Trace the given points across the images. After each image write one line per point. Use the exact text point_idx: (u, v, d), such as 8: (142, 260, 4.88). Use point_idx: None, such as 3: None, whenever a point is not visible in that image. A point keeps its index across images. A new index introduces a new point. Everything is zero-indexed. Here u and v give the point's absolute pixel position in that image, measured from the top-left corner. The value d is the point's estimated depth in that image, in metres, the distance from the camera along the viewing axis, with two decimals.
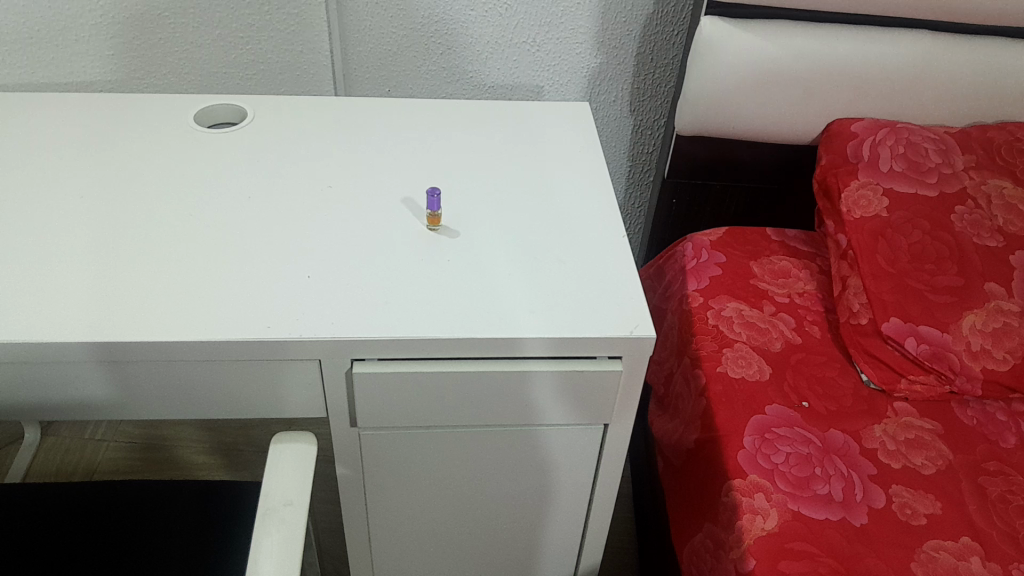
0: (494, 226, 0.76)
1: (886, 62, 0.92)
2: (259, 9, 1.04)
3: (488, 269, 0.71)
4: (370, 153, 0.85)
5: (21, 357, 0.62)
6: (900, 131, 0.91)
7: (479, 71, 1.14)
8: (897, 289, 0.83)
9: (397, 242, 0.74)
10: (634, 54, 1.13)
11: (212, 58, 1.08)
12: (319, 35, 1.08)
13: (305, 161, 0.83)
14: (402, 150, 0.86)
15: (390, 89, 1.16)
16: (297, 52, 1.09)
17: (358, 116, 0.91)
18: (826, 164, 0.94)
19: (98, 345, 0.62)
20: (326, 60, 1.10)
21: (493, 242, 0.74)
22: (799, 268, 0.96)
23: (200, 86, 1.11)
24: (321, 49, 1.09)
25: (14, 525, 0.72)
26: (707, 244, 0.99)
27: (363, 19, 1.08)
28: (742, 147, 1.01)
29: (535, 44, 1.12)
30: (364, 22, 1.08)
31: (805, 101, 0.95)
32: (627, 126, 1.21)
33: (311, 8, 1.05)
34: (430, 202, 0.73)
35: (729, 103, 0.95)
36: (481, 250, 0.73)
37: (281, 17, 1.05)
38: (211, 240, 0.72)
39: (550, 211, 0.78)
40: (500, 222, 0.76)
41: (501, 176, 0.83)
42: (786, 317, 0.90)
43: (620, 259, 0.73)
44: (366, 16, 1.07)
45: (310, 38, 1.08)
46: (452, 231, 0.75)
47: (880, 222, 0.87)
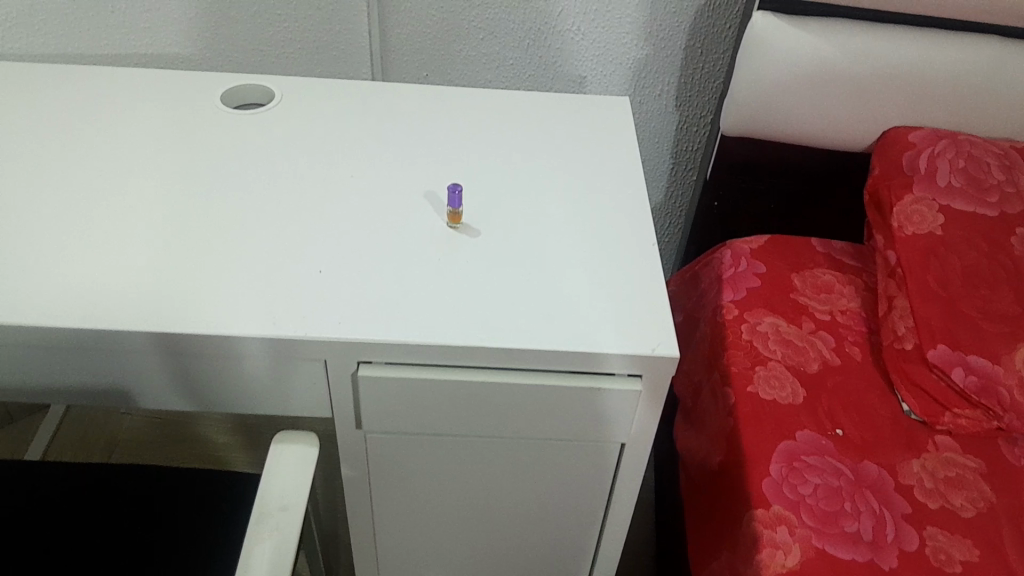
0: (519, 224, 0.73)
1: (952, 68, 0.86)
2: None
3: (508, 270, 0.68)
4: (395, 142, 0.82)
5: (84, 343, 0.61)
6: (962, 143, 0.85)
7: (519, 58, 1.12)
8: (946, 314, 0.78)
9: (414, 238, 0.71)
10: (683, 46, 1.09)
11: (249, 36, 1.06)
12: (356, 15, 1.05)
13: (329, 146, 0.81)
14: (429, 140, 0.83)
15: (428, 73, 1.13)
16: (335, 31, 1.07)
17: (387, 102, 0.88)
18: (880, 174, 0.88)
19: (158, 335, 0.60)
20: (364, 41, 1.08)
21: (515, 243, 0.71)
22: (843, 283, 0.90)
23: (235, 64, 1.09)
24: (358, 30, 1.07)
25: (49, 505, 0.71)
26: (746, 253, 0.94)
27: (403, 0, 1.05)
28: (790, 154, 0.95)
29: (580, 32, 1.09)
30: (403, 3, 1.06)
31: (862, 106, 0.89)
32: (671, 123, 1.16)
33: None
34: (450, 199, 0.70)
35: (779, 105, 0.90)
36: (499, 249, 0.70)
37: None
38: (225, 223, 0.70)
39: (578, 212, 0.75)
40: (523, 221, 0.73)
41: (529, 172, 0.79)
42: (826, 336, 0.85)
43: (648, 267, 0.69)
44: None
45: (348, 17, 1.06)
46: (473, 228, 0.72)
47: (933, 239, 0.81)
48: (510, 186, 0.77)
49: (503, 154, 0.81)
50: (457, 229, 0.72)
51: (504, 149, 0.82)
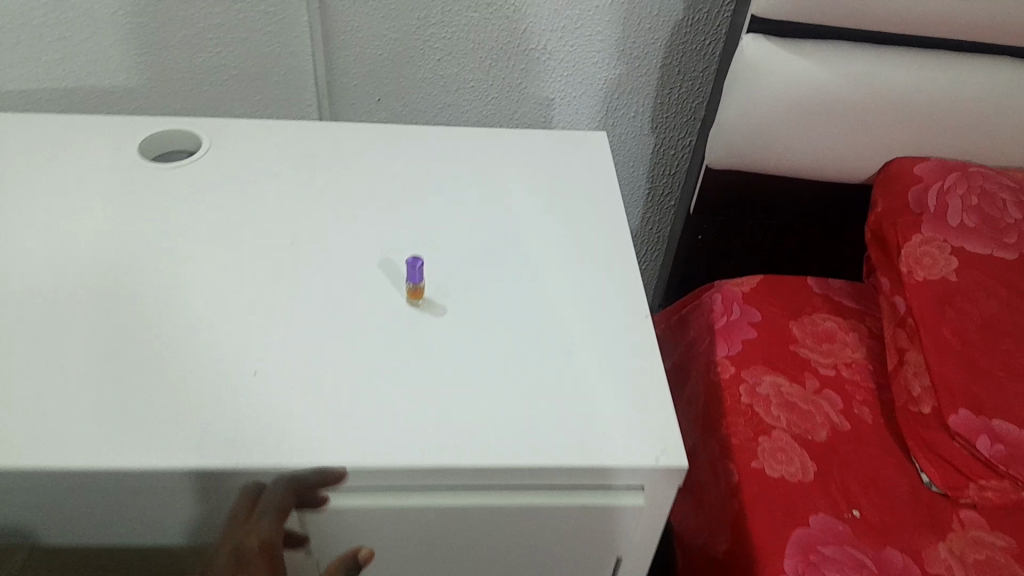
0: (491, 294, 0.63)
1: (961, 94, 0.78)
2: (229, 6, 0.94)
3: (480, 357, 0.58)
4: (345, 195, 0.72)
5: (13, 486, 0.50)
6: (972, 177, 0.77)
7: (480, 80, 1.04)
8: (967, 373, 0.70)
9: (371, 321, 0.61)
10: (660, 66, 1.00)
11: (177, 61, 0.98)
12: (299, 36, 0.97)
13: (270, 202, 0.71)
14: (384, 191, 0.73)
15: (380, 98, 1.05)
16: (275, 56, 0.99)
17: (332, 145, 0.77)
18: (883, 211, 0.80)
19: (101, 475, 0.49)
20: (310, 66, 1.01)
21: (487, 322, 0.61)
22: (845, 330, 0.82)
23: (162, 96, 1.01)
24: (303, 53, 0.99)
25: None
26: (738, 298, 0.86)
27: (351, 22, 0.97)
28: (781, 186, 0.87)
29: (547, 52, 1.00)
30: (353, 23, 0.97)
31: (862, 136, 0.81)
32: (648, 146, 1.07)
33: (288, 7, 0.94)
34: (411, 273, 0.60)
35: (772, 134, 0.81)
36: (468, 330, 0.60)
37: (254, 17, 0.95)
38: (148, 303, 0.60)
39: (557, 278, 0.65)
40: (495, 290, 0.64)
41: (499, 227, 0.70)
42: (832, 395, 0.77)
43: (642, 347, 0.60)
44: (353, 18, 0.97)
45: (289, 41, 0.98)
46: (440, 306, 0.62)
47: (947, 286, 0.73)
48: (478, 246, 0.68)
49: (469, 205, 0.72)
50: (417, 307, 0.62)
51: (470, 199, 0.72)
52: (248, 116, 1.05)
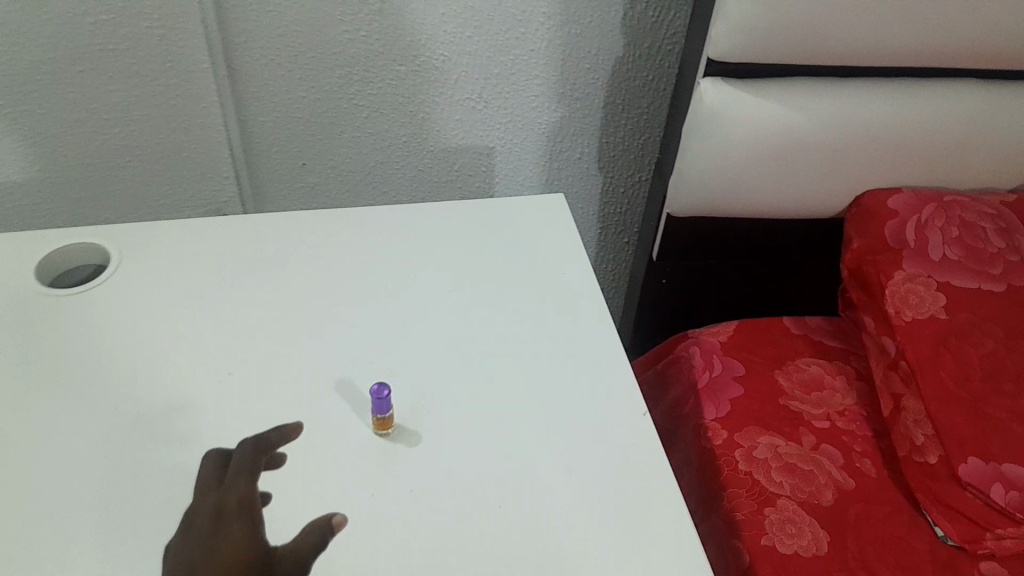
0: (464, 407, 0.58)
1: (930, 121, 0.75)
2: (126, 83, 0.85)
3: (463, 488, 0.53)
4: (288, 304, 0.65)
5: None
6: (950, 207, 0.75)
7: (414, 134, 0.96)
8: (973, 418, 0.67)
9: (341, 459, 0.55)
10: (602, 104, 0.94)
11: (68, 146, 0.89)
12: (208, 107, 0.88)
13: (204, 323, 0.63)
14: (331, 293, 0.66)
15: (304, 161, 0.97)
16: (182, 130, 0.90)
17: (267, 243, 0.70)
18: (861, 248, 0.77)
19: None
20: (220, 136, 0.91)
21: (476, 444, 0.56)
22: (832, 374, 0.79)
23: (57, 186, 0.92)
24: (212, 125, 0.90)
25: None
26: (717, 349, 0.81)
27: (264, 84, 0.88)
28: (747, 228, 0.83)
29: (482, 100, 0.93)
30: (267, 87, 0.89)
31: (831, 173, 0.78)
32: (596, 186, 1.02)
33: (193, 77, 0.86)
34: (378, 404, 0.54)
35: (739, 180, 0.77)
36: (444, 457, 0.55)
37: (156, 91, 0.86)
38: (77, 476, 0.53)
39: (534, 379, 0.60)
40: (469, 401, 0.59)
41: (463, 322, 0.64)
42: (830, 450, 0.73)
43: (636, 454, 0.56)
44: (267, 81, 0.88)
45: (196, 113, 0.88)
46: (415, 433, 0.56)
47: (939, 325, 0.71)
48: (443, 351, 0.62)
49: (427, 302, 0.66)
50: (388, 437, 0.56)
51: (427, 293, 0.67)
52: (159, 203, 0.96)
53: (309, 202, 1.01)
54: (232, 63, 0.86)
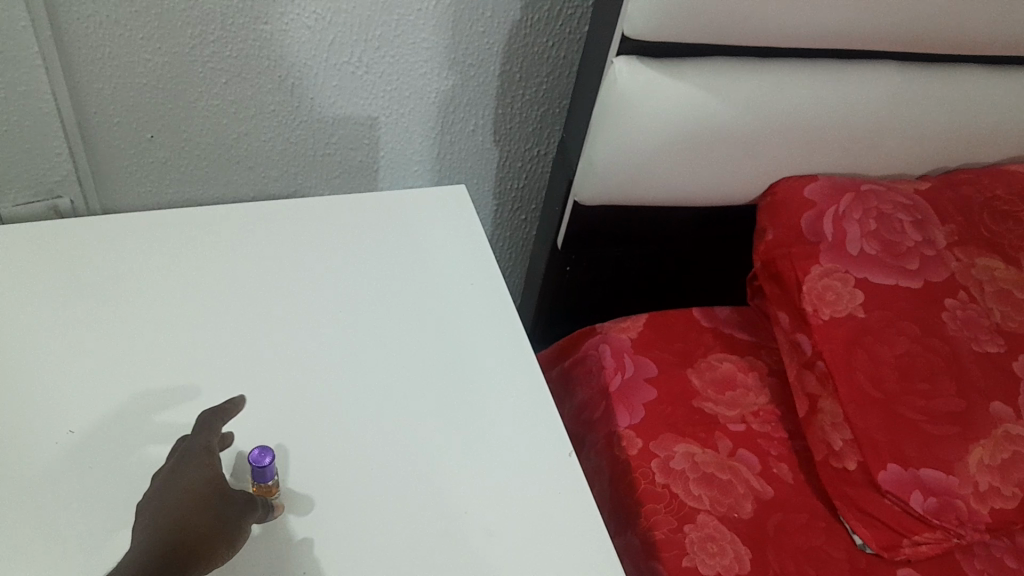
0: (358, 479, 0.54)
1: (844, 107, 0.71)
2: None
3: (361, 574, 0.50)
4: (149, 365, 0.58)
5: None
6: (866, 196, 0.72)
7: (283, 102, 0.82)
8: (890, 424, 0.65)
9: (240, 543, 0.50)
10: (497, 72, 0.85)
11: None
12: (29, 71, 0.71)
13: (55, 387, 0.55)
14: (201, 347, 0.59)
15: (152, 134, 0.81)
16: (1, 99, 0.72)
17: (125, 280, 0.62)
18: (775, 239, 0.74)
19: None
20: (48, 104, 0.74)
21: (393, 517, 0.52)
22: (745, 370, 0.76)
23: None
24: (38, 92, 0.73)
25: None
26: (627, 347, 0.77)
27: (97, 44, 0.73)
28: (655, 215, 0.78)
29: (362, 65, 0.81)
30: (102, 48, 0.74)
31: (749, 160, 0.73)
32: (490, 161, 0.94)
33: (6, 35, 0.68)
34: (260, 473, 0.50)
35: (654, 170, 0.72)
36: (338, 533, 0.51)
37: None
38: None
39: (443, 434, 0.57)
40: (362, 465, 0.54)
41: (345, 370, 0.60)
42: (747, 455, 0.70)
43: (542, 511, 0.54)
44: (100, 40, 0.73)
45: (16, 78, 0.71)
46: (308, 498, 0.53)
47: (856, 325, 0.68)
48: (327, 407, 0.57)
49: (306, 350, 0.60)
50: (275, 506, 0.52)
51: (307, 339, 0.61)
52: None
53: (162, 186, 0.86)
54: (56, 21, 0.71)
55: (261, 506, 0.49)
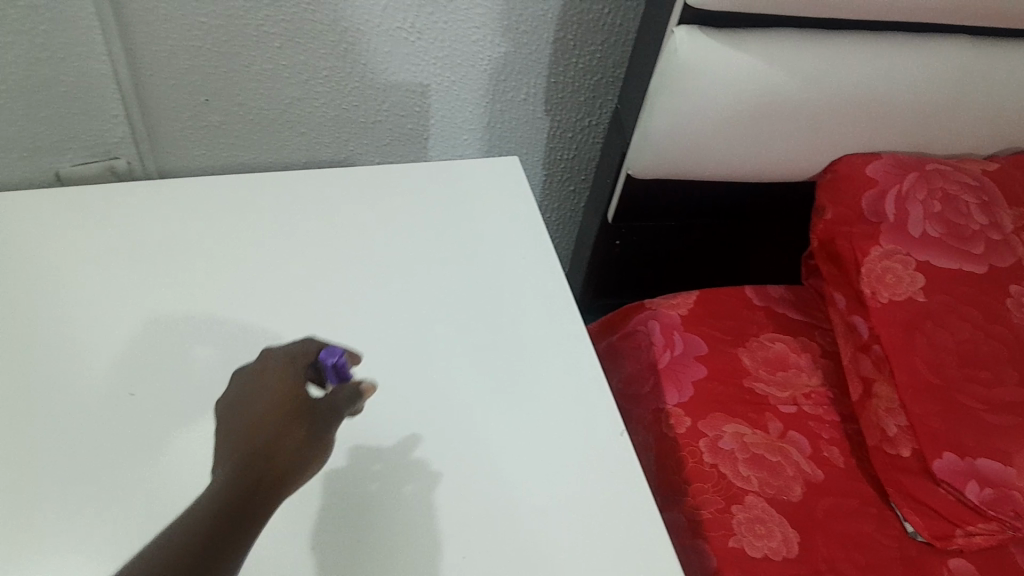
0: (407, 444, 0.54)
1: (912, 82, 0.69)
2: None
3: (411, 537, 0.50)
4: (206, 335, 0.59)
5: None
6: (931, 176, 0.70)
7: (336, 68, 0.82)
8: (945, 411, 0.62)
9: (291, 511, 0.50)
10: (552, 39, 0.84)
11: None
12: (86, 33, 0.71)
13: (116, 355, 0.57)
14: (258, 317, 0.60)
15: (207, 98, 0.81)
16: (59, 60, 0.72)
17: (188, 256, 0.64)
18: (834, 219, 0.72)
19: None
20: (105, 67, 0.74)
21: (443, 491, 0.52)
22: (798, 352, 0.75)
23: None
24: (95, 54, 0.73)
25: None
26: (678, 325, 0.76)
27: (153, 6, 0.73)
28: (709, 190, 0.77)
29: (415, 32, 0.80)
30: (157, 11, 0.73)
31: (810, 136, 0.71)
32: (541, 130, 0.93)
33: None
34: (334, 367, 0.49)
35: (710, 146, 0.71)
36: (388, 498, 0.52)
37: (18, 13, 0.68)
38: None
39: (494, 409, 0.57)
40: (415, 437, 0.55)
41: (394, 342, 0.60)
42: (798, 437, 0.69)
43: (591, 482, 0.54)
44: (155, 2, 0.72)
45: (72, 39, 0.71)
46: (367, 471, 0.53)
47: (915, 309, 0.66)
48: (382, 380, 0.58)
49: (363, 321, 0.61)
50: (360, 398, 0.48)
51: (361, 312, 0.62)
52: (32, 147, 0.79)
53: (216, 150, 0.87)
54: None
55: (346, 398, 0.47)
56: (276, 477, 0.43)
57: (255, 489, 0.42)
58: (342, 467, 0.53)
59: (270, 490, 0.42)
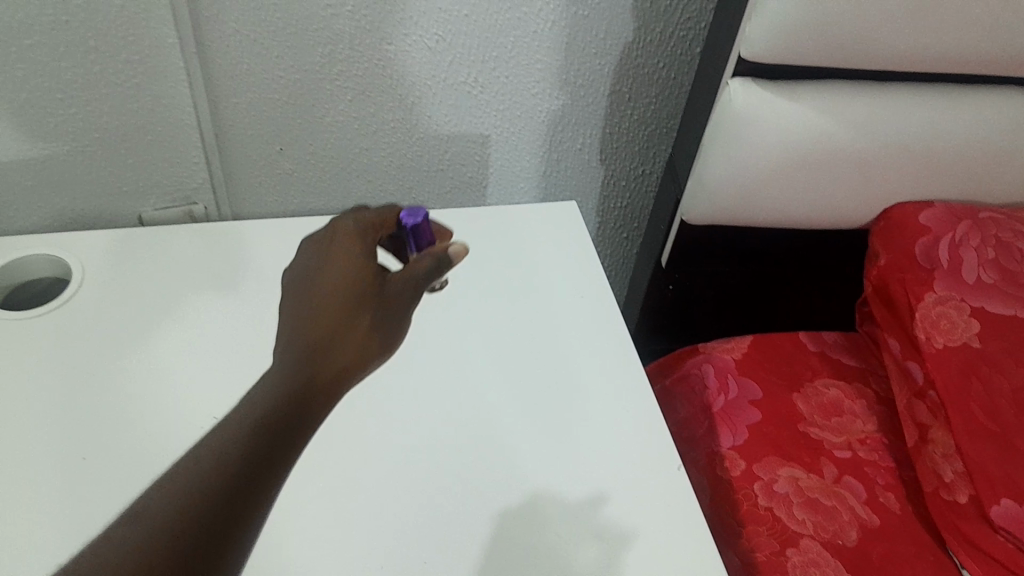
0: (467, 472, 0.57)
1: (963, 131, 0.70)
2: (83, 60, 0.72)
3: (471, 559, 0.52)
4: None
5: None
6: (984, 224, 0.71)
7: (402, 119, 0.86)
8: (1005, 455, 0.62)
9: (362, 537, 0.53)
10: (607, 92, 0.87)
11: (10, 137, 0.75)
12: (176, 86, 0.76)
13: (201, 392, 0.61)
14: None
15: (282, 147, 0.86)
16: (149, 110, 0.77)
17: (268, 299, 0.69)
18: (887, 265, 0.73)
19: None
20: (191, 117, 0.80)
21: (506, 521, 0.54)
22: (852, 397, 0.75)
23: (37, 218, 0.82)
24: (183, 106, 0.78)
25: None
26: (732, 369, 0.77)
27: (236, 62, 0.78)
28: (762, 237, 0.79)
29: (478, 85, 0.84)
30: (240, 65, 0.78)
31: (861, 184, 0.73)
32: (596, 179, 0.96)
33: (158, 53, 0.73)
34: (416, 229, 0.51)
35: (763, 194, 0.73)
36: (447, 519, 0.54)
37: (116, 69, 0.73)
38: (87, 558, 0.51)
39: (553, 443, 0.59)
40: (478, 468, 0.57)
41: (456, 378, 0.63)
42: (853, 482, 0.69)
43: (641, 510, 0.55)
44: (240, 58, 0.78)
45: (162, 92, 0.76)
46: (432, 499, 0.55)
47: (971, 354, 0.66)
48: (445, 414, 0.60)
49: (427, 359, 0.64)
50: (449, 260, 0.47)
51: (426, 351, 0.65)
52: (118, 191, 0.83)
53: (288, 197, 0.91)
54: (201, 40, 0.75)
55: (433, 266, 0.46)
56: (349, 343, 0.42)
57: (326, 352, 0.42)
58: (403, 492, 0.55)
59: (342, 353, 0.42)
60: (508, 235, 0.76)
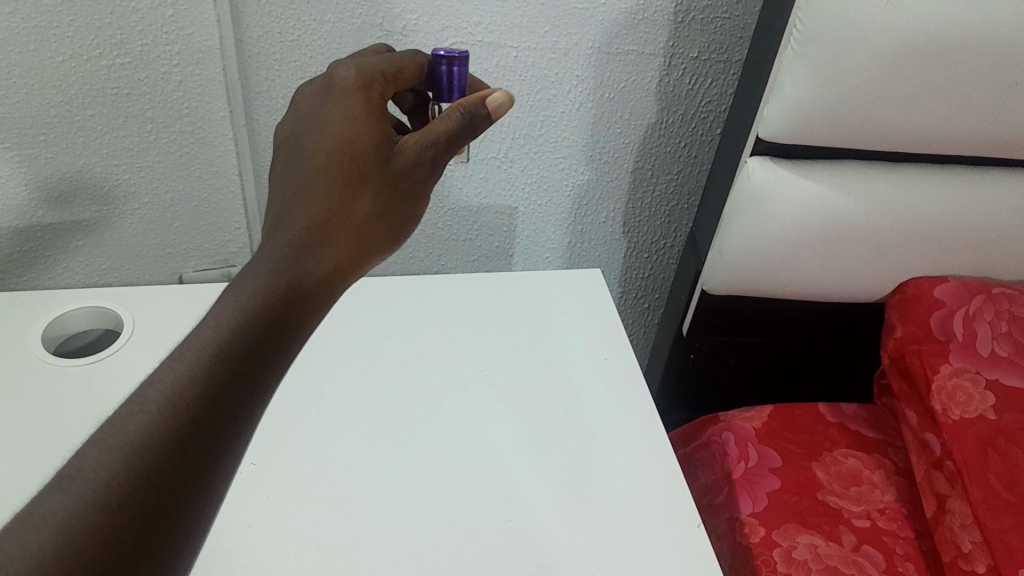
0: (495, 524, 0.58)
1: (975, 209, 0.73)
2: (139, 129, 0.77)
3: None
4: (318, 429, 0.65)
5: None
6: (998, 299, 0.73)
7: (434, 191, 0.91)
8: None
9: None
10: (631, 169, 0.91)
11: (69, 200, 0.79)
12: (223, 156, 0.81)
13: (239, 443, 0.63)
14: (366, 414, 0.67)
15: None
16: (197, 178, 0.82)
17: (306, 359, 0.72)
18: (904, 337, 0.75)
19: None
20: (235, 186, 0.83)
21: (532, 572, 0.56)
22: (871, 468, 0.76)
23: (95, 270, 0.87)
24: (228, 173, 0.82)
25: None
26: (752, 437, 0.79)
27: None
28: (781, 309, 0.81)
29: (507, 160, 0.89)
30: None
31: (877, 260, 0.76)
32: (619, 250, 1.00)
33: (210, 125, 0.78)
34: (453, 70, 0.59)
35: (782, 266, 0.76)
36: (470, 568, 0.56)
37: (169, 138, 0.78)
38: None
39: (578, 500, 0.61)
40: (504, 521, 0.59)
41: (487, 435, 0.65)
42: (872, 551, 0.69)
43: (660, 564, 0.57)
44: None
45: (210, 160, 0.81)
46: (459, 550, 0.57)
47: (989, 426, 0.67)
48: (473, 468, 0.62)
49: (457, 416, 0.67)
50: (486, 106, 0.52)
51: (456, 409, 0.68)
52: (164, 254, 0.87)
53: None
54: (250, 113, 0.79)
55: (466, 117, 0.51)
56: (355, 224, 0.46)
57: (332, 237, 0.45)
58: (432, 542, 0.57)
59: (349, 233, 0.46)
60: (535, 302, 0.80)
